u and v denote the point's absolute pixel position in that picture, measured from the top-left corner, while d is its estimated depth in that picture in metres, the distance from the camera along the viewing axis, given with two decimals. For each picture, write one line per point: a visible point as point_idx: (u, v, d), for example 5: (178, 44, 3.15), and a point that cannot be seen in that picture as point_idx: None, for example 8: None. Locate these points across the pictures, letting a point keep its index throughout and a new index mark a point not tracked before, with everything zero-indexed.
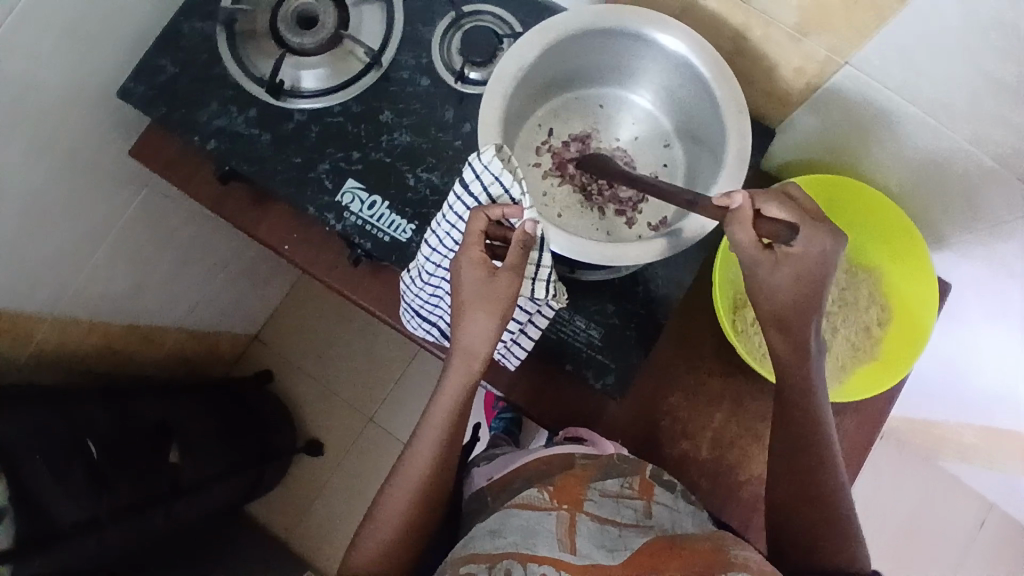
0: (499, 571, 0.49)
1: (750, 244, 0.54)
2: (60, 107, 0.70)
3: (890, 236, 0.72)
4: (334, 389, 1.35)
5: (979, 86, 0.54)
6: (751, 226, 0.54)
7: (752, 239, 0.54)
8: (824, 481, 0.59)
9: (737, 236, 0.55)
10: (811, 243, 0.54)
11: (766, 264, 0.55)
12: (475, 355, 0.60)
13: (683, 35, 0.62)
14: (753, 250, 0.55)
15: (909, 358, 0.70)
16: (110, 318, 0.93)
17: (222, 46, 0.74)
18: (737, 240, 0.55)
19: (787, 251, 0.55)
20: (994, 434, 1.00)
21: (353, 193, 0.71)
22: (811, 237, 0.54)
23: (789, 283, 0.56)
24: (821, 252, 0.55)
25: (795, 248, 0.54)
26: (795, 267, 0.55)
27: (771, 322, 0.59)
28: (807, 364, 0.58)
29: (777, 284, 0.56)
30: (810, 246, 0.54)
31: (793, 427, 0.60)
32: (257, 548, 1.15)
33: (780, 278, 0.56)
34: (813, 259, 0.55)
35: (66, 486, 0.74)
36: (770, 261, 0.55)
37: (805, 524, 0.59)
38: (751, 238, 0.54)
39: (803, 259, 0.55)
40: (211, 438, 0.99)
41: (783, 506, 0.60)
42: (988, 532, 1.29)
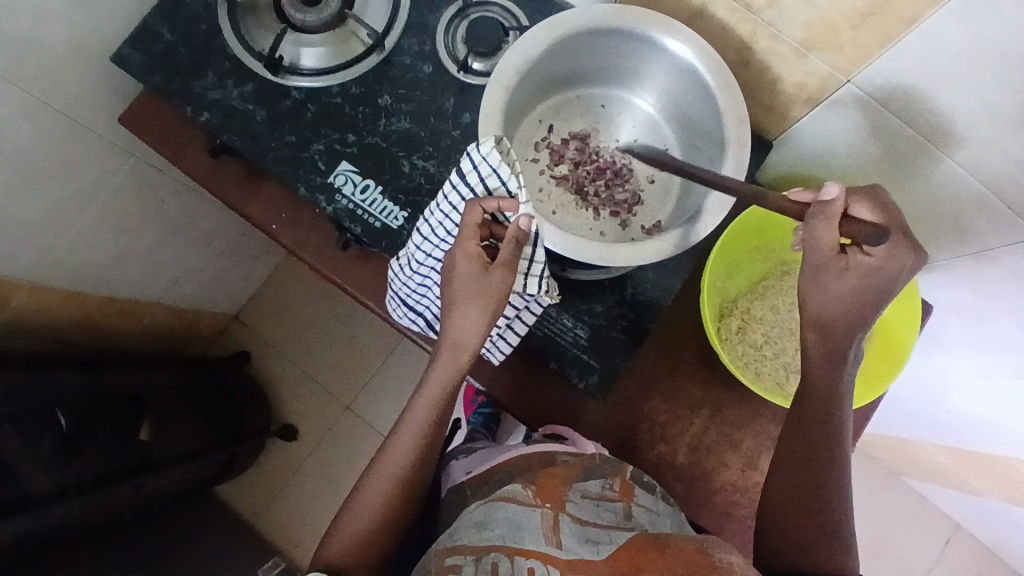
0: (485, 564, 0.49)
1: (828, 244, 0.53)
2: (52, 68, 0.68)
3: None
4: (312, 373, 1.34)
5: (979, 113, 0.55)
6: (835, 224, 0.52)
7: (833, 238, 0.52)
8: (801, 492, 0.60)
9: (818, 231, 0.53)
10: (890, 256, 0.52)
11: (834, 270, 0.54)
12: (464, 348, 0.59)
13: (690, 41, 0.62)
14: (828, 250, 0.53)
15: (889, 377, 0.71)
16: (88, 288, 0.91)
17: (222, 16, 0.72)
18: (817, 236, 0.53)
19: (861, 259, 0.53)
20: (964, 456, 1.02)
21: (346, 175, 0.70)
22: (890, 251, 0.52)
23: (843, 292, 0.54)
24: (895, 272, 0.53)
25: (872, 256, 0.53)
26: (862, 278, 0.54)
27: (811, 325, 0.58)
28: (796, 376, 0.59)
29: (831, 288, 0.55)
30: (887, 258, 0.52)
31: (808, 432, 0.60)
32: (224, 531, 1.13)
33: (840, 287, 0.54)
34: (887, 275, 0.53)
35: (35, 454, 0.72)
36: (839, 267, 0.54)
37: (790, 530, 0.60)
38: (833, 237, 0.52)
39: (873, 271, 0.53)
40: (184, 415, 0.97)
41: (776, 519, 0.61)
42: (952, 550, 1.32)
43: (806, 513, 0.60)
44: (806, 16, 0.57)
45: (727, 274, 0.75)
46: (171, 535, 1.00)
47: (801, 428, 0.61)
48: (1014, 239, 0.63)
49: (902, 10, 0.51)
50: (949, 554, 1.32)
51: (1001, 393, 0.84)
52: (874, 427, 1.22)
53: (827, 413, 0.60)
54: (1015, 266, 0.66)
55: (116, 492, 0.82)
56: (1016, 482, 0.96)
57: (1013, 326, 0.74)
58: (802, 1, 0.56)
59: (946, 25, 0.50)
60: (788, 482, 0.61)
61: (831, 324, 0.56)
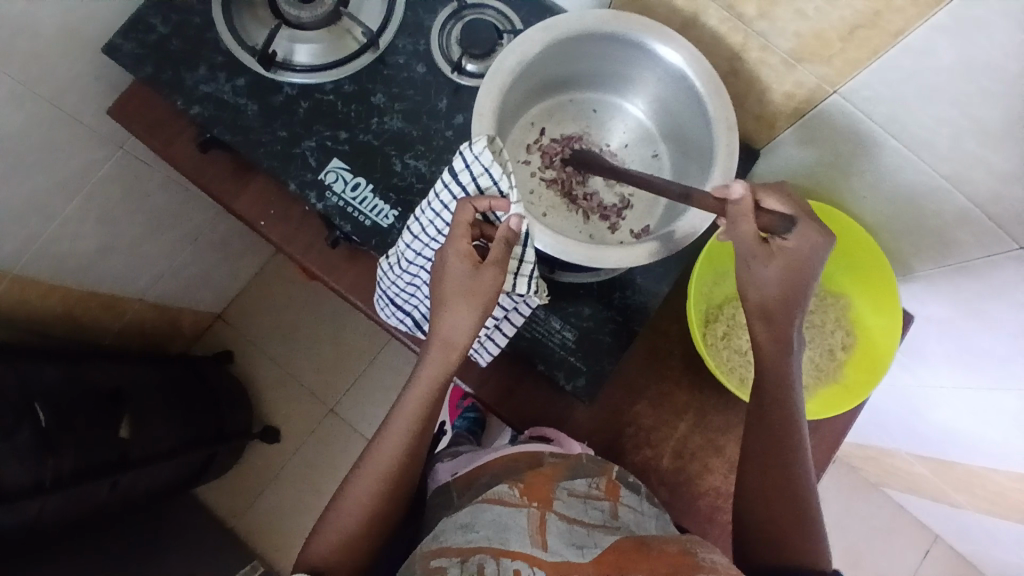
0: (472, 565, 0.48)
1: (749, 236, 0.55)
2: (43, 54, 0.68)
3: (865, 269, 0.74)
4: (296, 374, 1.32)
5: (963, 127, 0.56)
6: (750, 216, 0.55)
7: (751, 230, 0.55)
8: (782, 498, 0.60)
9: (738, 227, 0.55)
10: (804, 239, 0.56)
11: (762, 257, 0.56)
12: (454, 347, 0.59)
13: (683, 49, 0.63)
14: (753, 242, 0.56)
15: (864, 392, 0.72)
16: (70, 280, 0.90)
17: (217, 9, 0.72)
18: (737, 230, 0.56)
19: (782, 245, 0.57)
20: (944, 466, 1.03)
21: (337, 172, 0.70)
22: (803, 231, 0.56)
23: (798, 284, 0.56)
24: (812, 248, 0.56)
25: (789, 241, 0.56)
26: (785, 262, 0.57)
27: (755, 312, 0.59)
28: (779, 380, 0.60)
29: (764, 277, 0.57)
30: (802, 241, 0.56)
31: (775, 435, 0.60)
32: (201, 533, 1.11)
33: (769, 272, 0.57)
34: (802, 257, 0.56)
35: (13, 447, 0.70)
36: (765, 254, 0.56)
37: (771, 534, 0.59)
38: (752, 230, 0.55)
39: (793, 255, 0.56)
40: (164, 413, 0.96)
41: (751, 524, 0.61)
42: (931, 562, 1.33)
43: (782, 510, 0.59)
44: (797, 28, 0.58)
45: (714, 280, 0.76)
46: (146, 535, 0.99)
47: (769, 430, 0.61)
48: (994, 251, 0.64)
49: (890, 23, 0.52)
50: (928, 565, 1.33)
51: (979, 406, 0.86)
52: (854, 438, 1.24)
53: (788, 416, 0.60)
54: (994, 279, 0.67)
55: (92, 489, 0.81)
56: (993, 493, 0.98)
57: (991, 339, 0.75)
58: (793, 12, 0.57)
59: (933, 39, 0.52)
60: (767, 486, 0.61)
61: (774, 309, 0.58)
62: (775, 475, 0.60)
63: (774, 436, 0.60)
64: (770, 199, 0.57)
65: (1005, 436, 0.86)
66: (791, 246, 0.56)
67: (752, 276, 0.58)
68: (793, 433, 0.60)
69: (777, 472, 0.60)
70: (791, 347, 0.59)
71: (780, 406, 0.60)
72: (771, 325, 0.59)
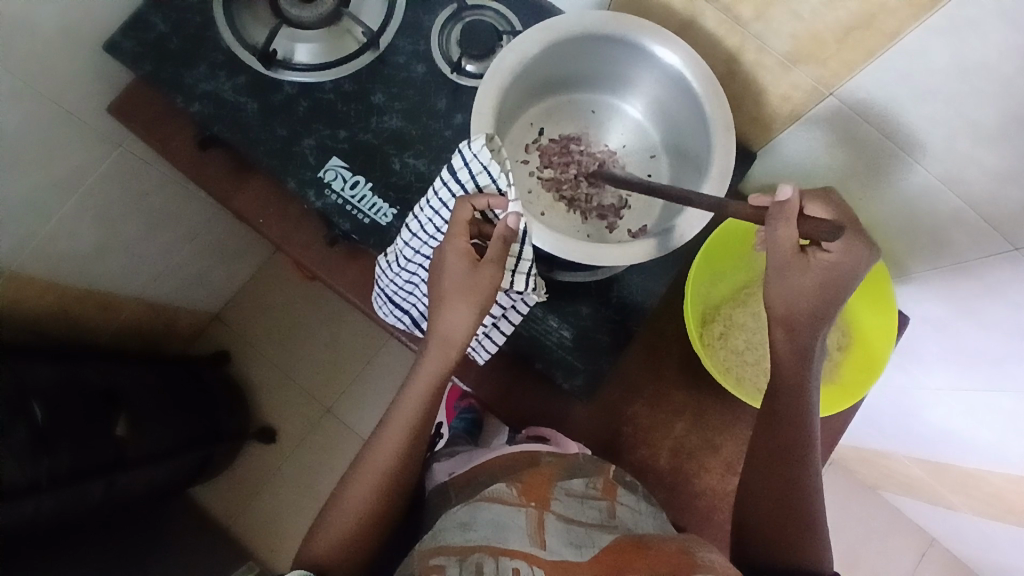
0: (470, 564, 0.48)
1: (788, 243, 0.54)
2: (42, 51, 0.68)
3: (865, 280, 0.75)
4: (293, 374, 1.32)
5: (958, 127, 0.57)
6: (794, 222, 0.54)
7: (792, 237, 0.54)
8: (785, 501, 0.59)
9: (777, 232, 0.54)
10: (845, 252, 0.55)
11: (796, 268, 0.56)
12: (453, 344, 0.59)
13: (680, 49, 0.63)
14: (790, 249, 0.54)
15: (849, 397, 0.72)
16: (69, 280, 0.89)
17: (217, 8, 0.73)
18: (776, 236, 0.54)
19: (820, 257, 0.56)
20: (940, 469, 1.04)
21: (336, 170, 0.71)
22: (846, 244, 0.55)
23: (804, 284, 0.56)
24: (851, 266, 0.56)
25: (831, 254, 0.55)
26: (821, 276, 0.56)
27: (777, 323, 0.59)
28: (784, 382, 0.60)
29: (778, 277, 0.57)
30: (845, 254, 0.55)
31: (779, 436, 0.61)
32: (196, 535, 1.11)
33: (803, 282, 0.56)
34: (841, 270, 0.56)
35: (9, 446, 0.70)
36: (800, 264, 0.55)
37: (773, 535, 0.59)
38: (792, 237, 0.54)
39: (831, 268, 0.56)
40: (160, 412, 0.96)
41: (751, 525, 0.61)
42: (927, 564, 1.34)
43: (779, 508, 0.59)
44: (793, 30, 0.58)
45: (710, 281, 0.76)
46: (141, 533, 0.98)
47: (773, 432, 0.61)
48: (987, 252, 0.65)
49: (885, 26, 0.53)
50: (924, 565, 1.34)
51: (973, 406, 0.86)
52: (849, 440, 1.24)
53: (793, 417, 0.60)
54: (987, 279, 0.68)
55: (88, 490, 0.81)
56: (989, 494, 0.98)
57: (985, 340, 0.76)
58: (789, 14, 0.57)
59: (927, 39, 0.52)
60: (767, 489, 0.61)
61: (798, 323, 0.58)
62: (774, 474, 0.61)
63: (776, 436, 0.61)
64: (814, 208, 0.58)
65: (999, 435, 0.86)
66: (832, 259, 0.56)
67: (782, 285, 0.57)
68: (796, 433, 0.60)
69: (781, 475, 0.60)
70: (792, 348, 0.59)
71: (785, 405, 0.60)
72: (792, 335, 0.59)
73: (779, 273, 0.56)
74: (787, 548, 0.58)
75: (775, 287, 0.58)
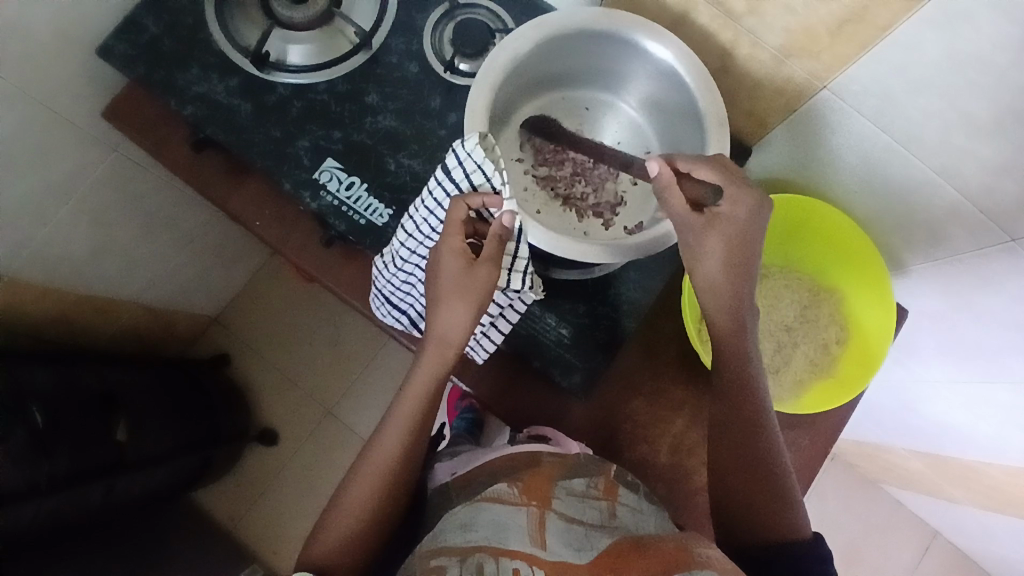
0: (470, 564, 0.48)
1: (681, 206, 0.57)
2: (34, 56, 0.68)
3: (853, 267, 0.75)
4: (292, 376, 1.32)
5: (952, 119, 0.56)
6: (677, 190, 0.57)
7: (681, 202, 0.57)
8: (757, 467, 0.58)
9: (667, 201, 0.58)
10: (738, 202, 0.56)
11: (699, 227, 0.57)
12: (451, 344, 0.59)
13: (673, 45, 0.63)
14: (685, 214, 0.57)
15: (825, 398, 0.73)
16: (66, 286, 0.89)
17: (209, 11, 0.73)
18: (670, 204, 0.58)
19: (717, 213, 0.57)
20: (942, 462, 1.04)
21: (331, 171, 0.70)
22: (736, 196, 0.56)
23: (721, 248, 0.57)
24: (748, 214, 0.57)
25: (723, 208, 0.57)
26: (724, 233, 0.57)
27: (703, 290, 0.58)
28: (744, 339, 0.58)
29: (703, 246, 0.57)
30: (737, 205, 0.56)
31: (733, 410, 0.59)
32: (198, 539, 1.11)
33: (711, 243, 0.57)
34: (742, 222, 0.57)
35: (10, 453, 0.70)
36: (701, 223, 0.57)
37: (746, 504, 0.58)
38: (680, 199, 0.57)
39: (730, 221, 0.57)
40: (161, 415, 0.96)
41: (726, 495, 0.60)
42: (930, 558, 1.34)
43: (750, 476, 0.58)
44: (786, 24, 0.58)
45: None
46: (144, 537, 0.99)
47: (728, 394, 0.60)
48: (985, 244, 0.65)
49: (877, 19, 0.53)
50: (926, 559, 1.34)
51: (976, 400, 0.86)
52: (850, 434, 1.24)
53: (746, 389, 0.59)
54: (984, 272, 0.68)
55: (87, 493, 0.81)
56: (991, 486, 0.98)
57: (982, 333, 0.76)
58: (781, 8, 0.57)
59: (920, 33, 0.52)
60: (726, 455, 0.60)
61: (720, 283, 0.57)
62: (740, 454, 0.59)
63: (735, 408, 0.59)
64: (699, 169, 0.58)
65: (1003, 430, 0.86)
66: (728, 213, 0.57)
67: (696, 252, 0.57)
68: (745, 398, 0.59)
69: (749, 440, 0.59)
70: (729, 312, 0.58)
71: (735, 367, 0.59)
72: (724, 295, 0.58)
73: (686, 238, 0.58)
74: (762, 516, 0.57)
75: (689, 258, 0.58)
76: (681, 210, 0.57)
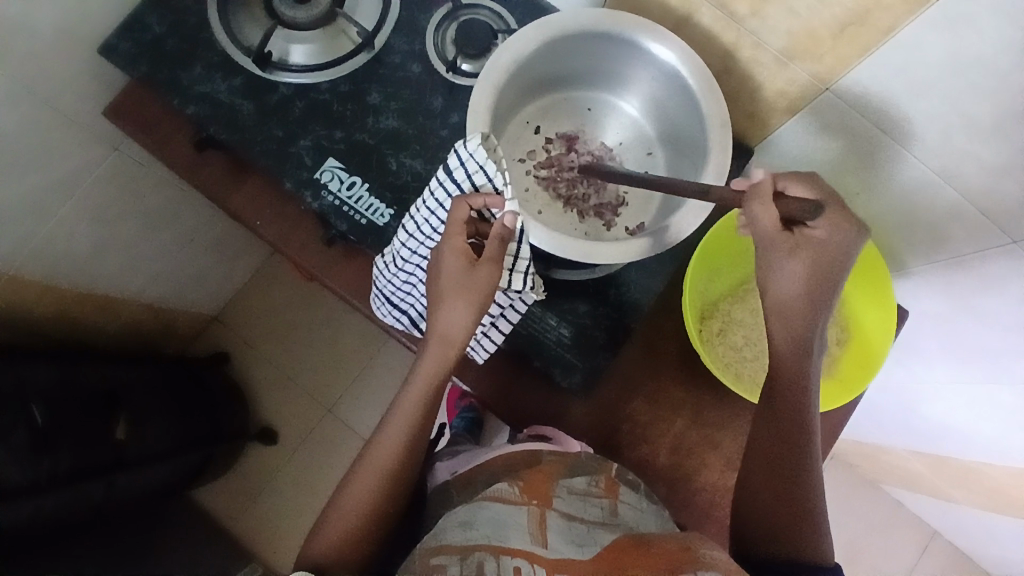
0: (471, 563, 0.48)
1: (771, 222, 0.55)
2: (37, 54, 0.68)
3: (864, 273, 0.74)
4: (293, 374, 1.33)
5: (954, 122, 0.57)
6: (772, 204, 0.55)
7: (774, 217, 0.55)
8: (790, 493, 0.59)
9: (757, 215, 0.55)
10: (833, 228, 0.56)
11: (785, 248, 0.56)
12: (452, 343, 0.59)
13: (675, 46, 0.63)
14: (775, 232, 0.55)
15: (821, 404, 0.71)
16: (68, 284, 0.89)
17: (211, 11, 0.73)
18: (758, 220, 0.55)
19: (808, 234, 0.56)
20: (941, 462, 1.04)
21: (333, 171, 0.71)
22: (832, 221, 0.56)
23: (802, 272, 0.56)
24: (840, 240, 0.56)
25: (816, 230, 0.56)
26: (812, 256, 0.56)
27: (773, 311, 0.58)
28: (802, 362, 0.58)
29: (782, 268, 0.56)
30: (831, 230, 0.56)
31: (779, 431, 0.59)
32: (199, 537, 1.11)
33: (794, 266, 0.56)
34: (833, 249, 0.56)
35: (10, 450, 0.70)
36: (789, 244, 0.56)
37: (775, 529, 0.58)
38: (772, 215, 0.55)
39: (820, 246, 0.56)
40: (159, 412, 0.96)
41: (756, 517, 0.60)
42: (929, 557, 1.34)
43: (784, 503, 0.58)
44: (789, 26, 0.58)
45: (708, 279, 0.76)
46: (144, 535, 0.99)
47: (776, 417, 0.59)
48: (986, 246, 0.65)
49: (880, 21, 0.53)
50: (925, 559, 1.34)
51: (976, 400, 0.86)
52: (849, 434, 1.24)
53: (797, 413, 0.59)
54: (985, 273, 0.68)
55: (89, 491, 0.81)
56: (990, 486, 0.98)
57: (983, 333, 0.76)
58: (784, 11, 0.57)
59: (923, 35, 0.52)
60: (764, 478, 0.60)
61: (793, 308, 0.57)
62: (772, 467, 0.60)
63: (782, 432, 0.59)
64: (796, 188, 0.58)
65: (1003, 430, 0.86)
66: (819, 237, 0.56)
67: (774, 271, 0.57)
68: (795, 423, 0.59)
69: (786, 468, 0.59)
70: (791, 337, 0.57)
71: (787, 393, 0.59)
72: (786, 322, 0.57)
73: (770, 256, 0.56)
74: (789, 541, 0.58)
75: (767, 276, 0.58)
76: (770, 227, 0.55)
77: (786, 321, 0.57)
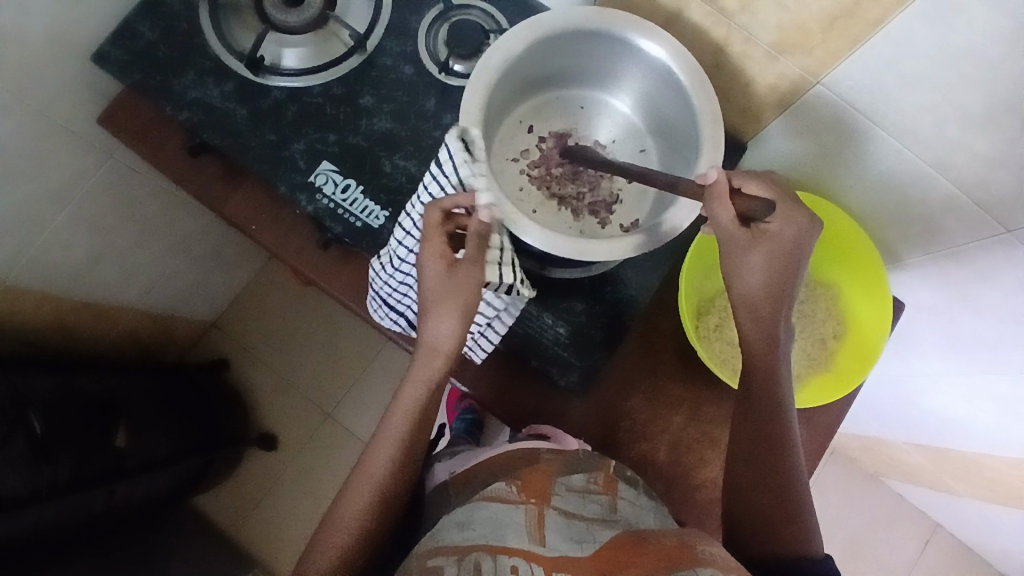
0: (468, 563, 0.47)
1: (729, 219, 0.56)
2: (29, 63, 0.68)
3: (871, 295, 0.74)
4: (292, 379, 1.33)
5: (944, 112, 0.57)
6: (728, 201, 0.56)
7: (731, 213, 0.56)
8: (781, 486, 0.59)
9: (715, 211, 0.56)
10: (787, 222, 0.56)
11: (744, 244, 0.56)
12: (447, 342, 0.59)
13: (666, 43, 0.63)
14: (733, 228, 0.56)
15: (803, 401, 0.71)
16: (66, 293, 0.89)
17: (203, 16, 0.73)
18: (716, 215, 0.56)
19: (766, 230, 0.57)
20: (942, 454, 1.04)
21: (327, 174, 0.71)
22: (787, 215, 0.57)
23: (766, 265, 0.57)
24: (796, 231, 0.57)
25: (772, 225, 0.56)
26: (770, 249, 0.56)
27: (741, 306, 0.59)
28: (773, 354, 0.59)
29: (746, 262, 0.57)
30: (785, 224, 0.56)
31: (761, 426, 0.60)
32: (199, 543, 1.11)
33: (755, 260, 0.57)
34: (789, 243, 0.57)
35: (9, 459, 0.70)
36: (748, 240, 0.56)
37: (767, 524, 0.58)
38: (729, 212, 0.56)
39: (777, 240, 0.56)
40: (160, 421, 0.96)
41: (748, 515, 0.60)
42: (932, 551, 1.34)
43: (773, 498, 0.59)
44: (778, 20, 0.58)
45: (704, 275, 0.76)
46: (145, 542, 0.99)
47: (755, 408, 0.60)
48: (980, 236, 0.65)
49: (868, 12, 0.53)
50: (928, 553, 1.34)
51: (974, 391, 0.86)
52: (849, 429, 1.24)
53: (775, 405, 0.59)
54: (980, 264, 0.68)
55: (89, 498, 0.81)
56: (991, 478, 0.98)
57: (979, 324, 0.76)
58: (773, 5, 0.57)
59: (911, 27, 0.52)
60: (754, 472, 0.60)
61: (759, 301, 0.58)
62: (762, 464, 0.59)
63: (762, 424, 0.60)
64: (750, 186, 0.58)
65: (1001, 420, 0.86)
66: (777, 231, 0.56)
67: (738, 266, 0.57)
68: (776, 415, 0.59)
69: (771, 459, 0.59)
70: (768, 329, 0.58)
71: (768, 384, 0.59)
72: (759, 318, 0.58)
73: (733, 252, 0.57)
74: (779, 534, 0.58)
75: (731, 272, 0.58)
76: (728, 223, 0.56)
77: (764, 314, 0.58)
